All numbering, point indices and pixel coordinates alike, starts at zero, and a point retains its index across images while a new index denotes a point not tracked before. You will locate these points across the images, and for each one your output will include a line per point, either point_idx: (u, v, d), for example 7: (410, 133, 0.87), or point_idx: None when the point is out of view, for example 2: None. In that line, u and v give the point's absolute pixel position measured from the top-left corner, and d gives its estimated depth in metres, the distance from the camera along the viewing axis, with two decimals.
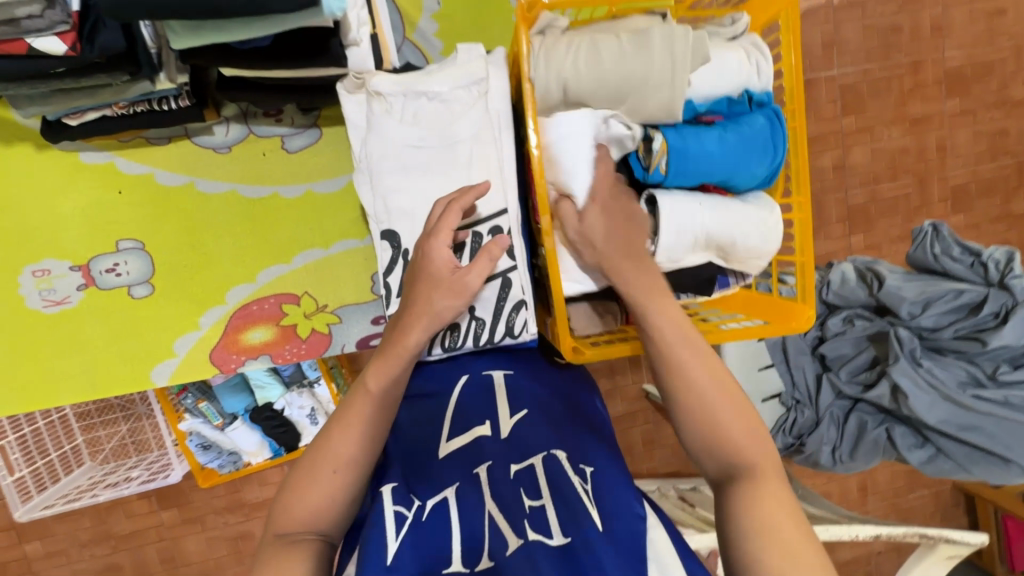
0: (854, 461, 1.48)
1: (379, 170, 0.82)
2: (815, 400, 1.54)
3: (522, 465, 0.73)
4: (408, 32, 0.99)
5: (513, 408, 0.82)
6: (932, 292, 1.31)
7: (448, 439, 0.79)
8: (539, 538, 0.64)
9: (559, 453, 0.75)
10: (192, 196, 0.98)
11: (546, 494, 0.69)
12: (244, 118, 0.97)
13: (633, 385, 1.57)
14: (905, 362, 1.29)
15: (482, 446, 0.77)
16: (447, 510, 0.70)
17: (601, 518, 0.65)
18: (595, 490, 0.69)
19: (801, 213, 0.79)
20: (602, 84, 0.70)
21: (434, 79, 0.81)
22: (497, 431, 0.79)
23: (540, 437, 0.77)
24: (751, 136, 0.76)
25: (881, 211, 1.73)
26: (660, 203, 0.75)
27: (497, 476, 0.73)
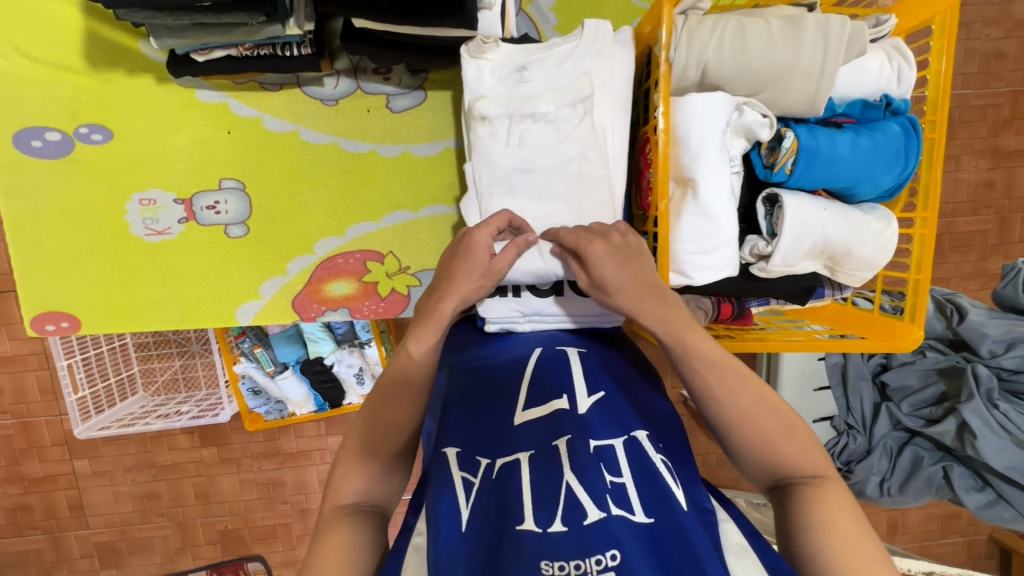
0: (903, 496, 1.44)
1: (488, 194, 0.82)
2: (869, 429, 1.49)
3: (601, 441, 0.64)
4: (525, 4, 0.98)
5: (590, 387, 0.72)
6: (1018, 332, 1.26)
7: (524, 408, 0.70)
8: (621, 514, 0.57)
9: (640, 434, 0.66)
10: (295, 144, 1.00)
11: (628, 474, 0.61)
12: (354, 73, 0.99)
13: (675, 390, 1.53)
14: (980, 402, 1.24)
15: (557, 419, 0.67)
16: (517, 476, 0.62)
17: (685, 498, 0.61)
18: (675, 472, 0.64)
19: (926, 228, 0.76)
20: (743, 72, 0.70)
21: (539, 99, 0.81)
22: (575, 405, 0.69)
23: (618, 418, 0.68)
24: (884, 143, 0.74)
25: (956, 243, 1.65)
26: (785, 202, 0.74)
27: (576, 447, 0.63)
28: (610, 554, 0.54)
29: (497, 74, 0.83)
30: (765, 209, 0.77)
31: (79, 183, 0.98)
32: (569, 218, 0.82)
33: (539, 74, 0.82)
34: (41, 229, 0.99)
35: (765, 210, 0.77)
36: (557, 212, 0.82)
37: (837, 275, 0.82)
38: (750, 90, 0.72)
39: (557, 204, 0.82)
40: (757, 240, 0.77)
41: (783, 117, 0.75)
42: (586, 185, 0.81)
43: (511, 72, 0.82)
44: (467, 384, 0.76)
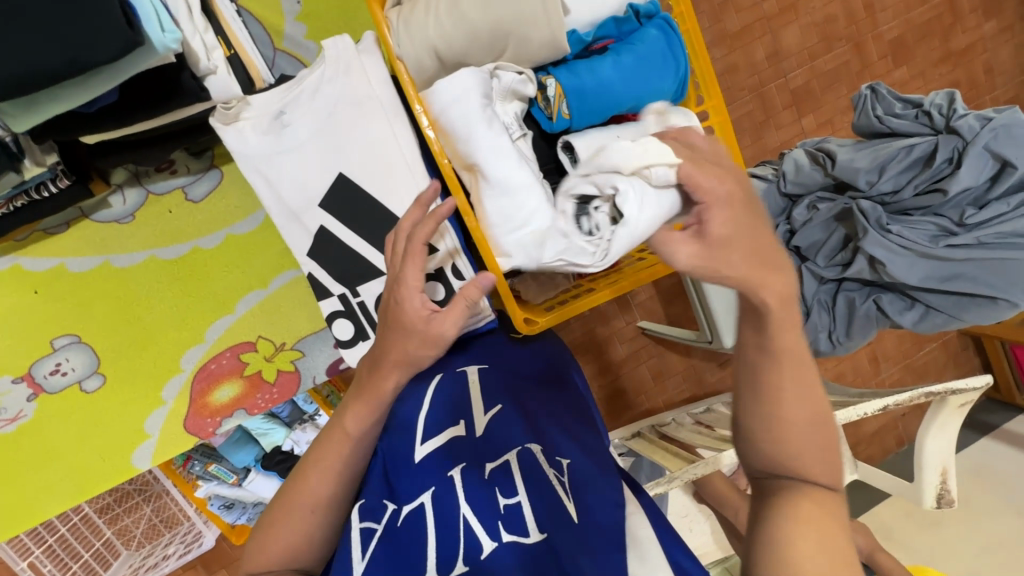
0: (852, 340, 1.48)
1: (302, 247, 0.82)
2: (801, 292, 1.51)
3: (496, 463, 0.61)
4: (278, 42, 0.95)
5: (486, 402, 0.68)
6: (885, 155, 1.27)
7: (422, 442, 0.66)
8: (513, 540, 0.55)
9: (536, 445, 0.63)
10: (111, 274, 0.94)
11: (522, 490, 0.58)
12: (137, 180, 0.93)
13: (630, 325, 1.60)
14: (876, 233, 1.26)
15: (455, 447, 0.64)
16: (422, 522, 0.58)
17: (576, 509, 0.55)
18: (573, 486, 0.58)
19: (718, 116, 0.77)
20: (474, 39, 0.68)
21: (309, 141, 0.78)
22: (472, 429, 0.65)
23: (513, 428, 0.64)
24: (646, 54, 0.72)
25: (824, 84, 1.68)
26: (577, 145, 0.72)
27: (469, 478, 0.60)
28: None
29: (259, 128, 0.77)
30: (568, 158, 0.74)
31: None
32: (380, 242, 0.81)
33: (298, 112, 0.78)
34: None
35: (567, 158, 0.75)
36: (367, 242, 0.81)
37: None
38: (494, 54, 0.69)
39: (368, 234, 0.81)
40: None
41: (543, 65, 0.74)
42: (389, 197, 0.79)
43: (270, 121, 0.78)
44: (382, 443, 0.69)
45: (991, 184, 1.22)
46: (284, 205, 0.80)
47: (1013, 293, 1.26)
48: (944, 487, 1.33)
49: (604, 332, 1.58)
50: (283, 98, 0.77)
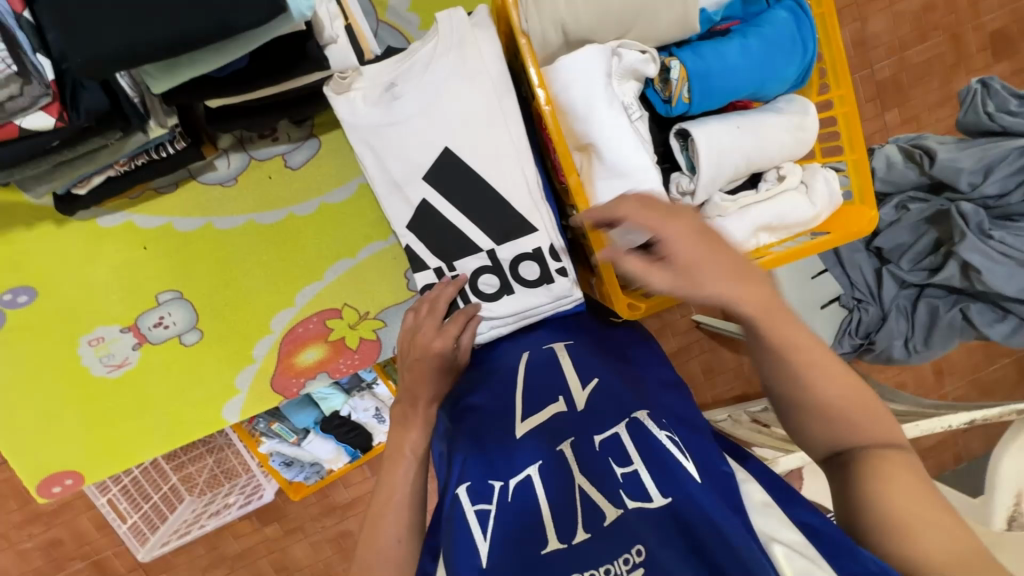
0: (930, 349, 1.42)
1: (403, 218, 0.84)
2: (878, 295, 1.46)
3: (605, 433, 0.57)
4: (381, 15, 0.94)
5: (582, 377, 0.66)
6: (991, 156, 1.20)
7: (523, 418, 0.64)
8: (639, 506, 0.50)
9: (641, 413, 0.59)
10: (212, 236, 0.98)
11: (638, 459, 0.54)
12: (241, 145, 0.96)
13: (683, 318, 1.55)
14: (975, 239, 1.20)
15: (558, 422, 0.61)
16: (532, 493, 0.55)
17: (697, 469, 0.52)
18: (683, 445, 0.56)
19: (847, 107, 0.73)
20: (602, 16, 0.66)
21: (418, 111, 0.78)
22: (572, 404, 0.63)
23: (617, 402, 0.61)
24: (773, 36, 0.69)
25: (913, 79, 1.57)
26: (695, 133, 0.71)
27: (582, 450, 0.56)
28: (636, 550, 0.47)
29: (370, 100, 0.79)
30: (679, 143, 0.74)
31: (27, 347, 0.97)
32: (480, 217, 0.81)
33: (409, 84, 0.78)
34: (26, 395, 0.98)
35: (679, 144, 0.74)
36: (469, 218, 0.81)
37: (808, 175, 0.80)
38: (620, 31, 0.68)
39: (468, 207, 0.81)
40: (679, 177, 0.75)
41: (665, 45, 0.72)
42: (494, 174, 0.79)
43: (382, 93, 0.79)
44: (475, 418, 0.68)
45: None
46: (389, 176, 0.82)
47: None
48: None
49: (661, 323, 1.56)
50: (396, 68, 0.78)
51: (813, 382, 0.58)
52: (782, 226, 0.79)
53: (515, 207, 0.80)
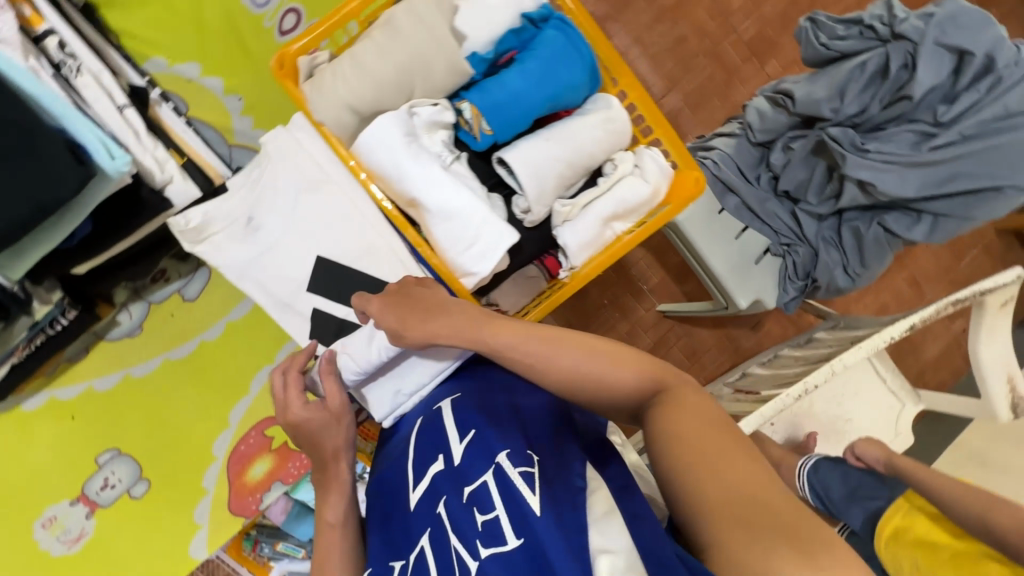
0: (867, 271, 1.30)
1: (294, 320, 0.89)
2: (803, 234, 1.33)
3: (473, 484, 0.59)
4: (230, 139, 1.04)
5: (461, 430, 0.66)
6: (841, 77, 1.14)
7: (415, 487, 0.66)
8: (493, 553, 0.53)
9: (504, 457, 0.59)
10: (133, 387, 1.01)
11: (499, 505, 0.56)
12: (138, 294, 1.00)
13: (649, 312, 1.60)
14: (857, 156, 1.13)
15: (436, 484, 0.63)
16: (424, 561, 0.59)
17: (538, 501, 0.54)
18: (538, 477, 0.56)
19: (636, 92, 0.83)
20: (383, 86, 0.72)
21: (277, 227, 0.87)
22: (450, 460, 0.64)
23: (485, 449, 0.61)
24: (546, 54, 0.75)
25: (779, 28, 1.53)
26: (509, 157, 0.76)
27: (451, 504, 0.60)
28: None
29: (231, 233, 0.87)
30: (504, 170, 0.79)
31: None
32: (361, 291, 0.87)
33: (261, 207, 0.87)
34: None
35: (505, 170, 0.79)
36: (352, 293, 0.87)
37: (638, 156, 0.84)
38: (406, 94, 0.74)
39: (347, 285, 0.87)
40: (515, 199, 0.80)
41: (457, 91, 0.78)
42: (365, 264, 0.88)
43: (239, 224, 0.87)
44: (382, 497, 0.71)
45: (956, 75, 1.08)
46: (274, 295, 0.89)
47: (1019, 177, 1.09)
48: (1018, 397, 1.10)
49: (625, 326, 1.58)
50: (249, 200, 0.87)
51: (640, 369, 0.58)
52: (628, 210, 0.83)
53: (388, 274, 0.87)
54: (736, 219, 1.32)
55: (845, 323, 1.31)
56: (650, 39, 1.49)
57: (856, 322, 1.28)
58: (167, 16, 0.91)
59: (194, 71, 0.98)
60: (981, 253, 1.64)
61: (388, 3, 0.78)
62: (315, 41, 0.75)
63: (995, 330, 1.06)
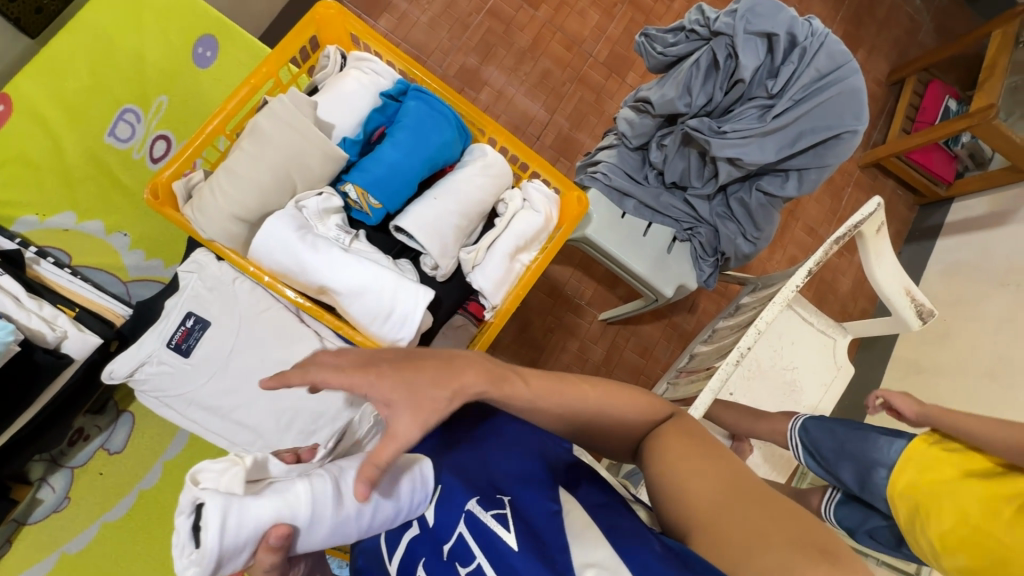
0: (763, 232, 1.43)
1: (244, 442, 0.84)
2: (699, 216, 1.45)
3: (450, 541, 0.55)
4: (125, 276, 1.00)
5: (426, 487, 0.58)
6: (683, 77, 1.28)
7: (390, 558, 0.60)
8: None
9: (474, 504, 0.55)
10: (74, 564, 0.92)
11: (478, 553, 0.53)
12: (56, 463, 0.93)
13: (593, 323, 1.66)
14: (717, 139, 1.27)
15: (412, 551, 0.58)
16: None
17: (514, 537, 0.52)
18: (514, 513, 0.54)
19: (503, 136, 0.89)
20: (263, 191, 0.74)
21: (198, 355, 0.82)
22: (423, 522, 0.58)
23: (452, 501, 0.56)
24: (411, 123, 0.81)
25: (627, 44, 1.69)
26: (403, 223, 0.80)
27: (433, 567, 0.56)
28: None
29: (151, 370, 0.81)
30: (404, 236, 0.83)
31: None
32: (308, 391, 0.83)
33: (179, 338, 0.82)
34: None
35: (405, 236, 0.83)
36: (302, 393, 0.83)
37: (524, 190, 0.90)
38: (290, 192, 0.77)
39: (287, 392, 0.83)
40: (424, 259, 0.84)
41: (340, 175, 0.82)
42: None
43: (154, 364, 0.81)
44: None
45: (771, 53, 1.23)
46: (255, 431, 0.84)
47: (850, 121, 1.22)
48: (918, 305, 1.22)
49: (577, 344, 1.63)
50: (180, 346, 0.82)
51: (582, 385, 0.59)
52: (529, 240, 0.88)
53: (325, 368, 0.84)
54: (638, 219, 1.43)
55: (762, 283, 1.41)
56: (519, 78, 1.61)
57: (771, 278, 1.38)
58: (31, 173, 0.94)
59: (69, 220, 0.97)
60: (855, 188, 1.83)
61: (249, 113, 0.82)
62: (186, 164, 0.76)
63: (881, 252, 1.18)
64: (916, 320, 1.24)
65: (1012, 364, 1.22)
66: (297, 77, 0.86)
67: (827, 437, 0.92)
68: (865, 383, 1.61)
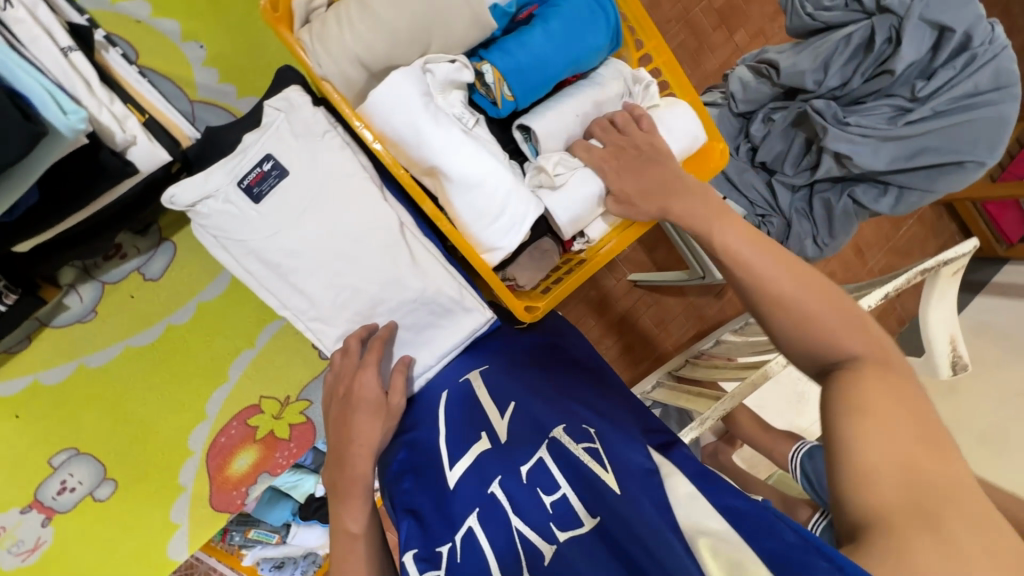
0: (830, 246, 1.28)
1: (294, 307, 0.78)
2: (778, 205, 1.28)
3: (528, 462, 0.57)
4: (192, 95, 0.89)
5: (500, 405, 0.65)
6: (826, 50, 1.10)
7: (451, 466, 0.61)
8: (571, 534, 0.51)
9: (559, 431, 0.59)
10: (90, 379, 0.89)
11: (564, 482, 0.54)
12: (88, 273, 0.88)
13: (620, 283, 1.57)
14: (836, 129, 1.10)
15: (484, 462, 0.60)
16: (478, 545, 0.54)
17: (616, 480, 0.51)
18: (606, 454, 0.55)
19: (661, 57, 0.77)
20: (396, 40, 0.64)
21: (269, 204, 0.74)
22: (495, 437, 0.62)
23: (535, 425, 0.61)
24: (572, 10, 0.69)
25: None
26: (533, 125, 0.72)
27: (510, 488, 0.56)
28: None
29: (218, 205, 0.73)
30: (522, 137, 0.75)
31: None
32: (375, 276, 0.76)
33: (255, 178, 0.73)
34: None
35: (523, 137, 0.75)
36: (369, 276, 0.76)
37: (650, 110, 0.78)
38: (420, 48, 0.65)
39: (355, 269, 0.75)
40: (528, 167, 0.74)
41: (476, 50, 0.71)
42: (396, 260, 0.75)
43: (221, 199, 0.73)
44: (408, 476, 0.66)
45: (933, 51, 1.08)
46: (310, 300, 0.78)
47: (979, 151, 1.10)
48: (957, 357, 1.15)
49: (600, 295, 1.54)
50: (252, 189, 0.73)
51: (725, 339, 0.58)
52: None
53: (399, 257, 0.75)
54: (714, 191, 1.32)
55: None
56: None
57: None
58: None
59: (143, 11, 0.85)
60: (917, 223, 1.75)
61: None
62: None
63: (945, 293, 1.12)
64: (946, 370, 1.19)
65: None
66: None
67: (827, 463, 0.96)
68: None
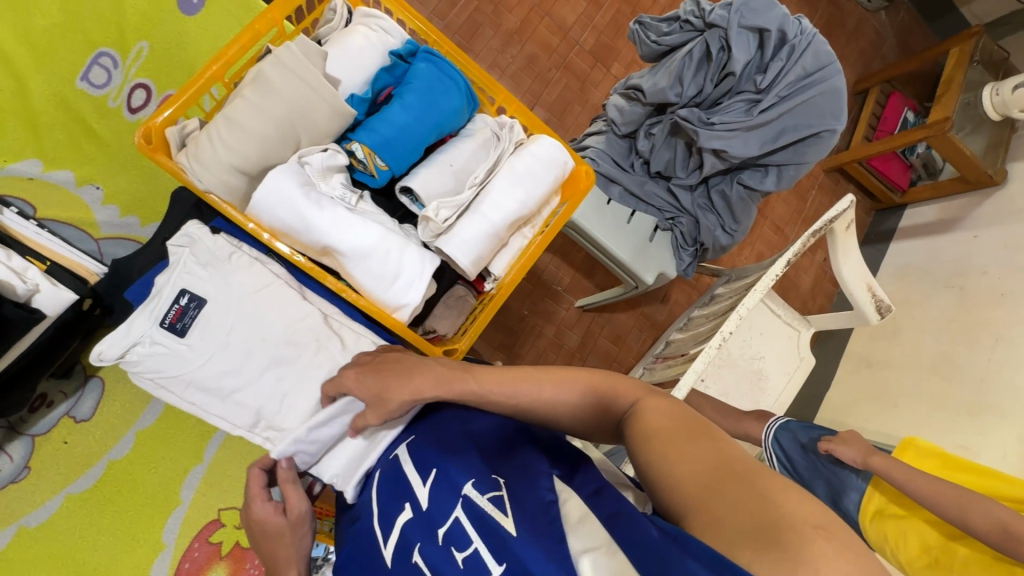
0: (740, 228, 1.37)
1: (245, 423, 0.78)
2: (682, 205, 1.38)
3: (445, 524, 0.55)
4: (96, 233, 0.93)
5: (422, 471, 0.62)
6: (674, 67, 1.22)
7: (385, 542, 0.60)
8: None
9: (471, 490, 0.56)
10: (32, 538, 0.86)
11: (475, 536, 0.52)
12: (15, 430, 0.87)
13: (570, 310, 1.63)
14: (704, 130, 1.20)
15: (407, 533, 0.58)
16: None
17: (513, 522, 0.51)
18: (509, 499, 0.54)
19: (513, 105, 0.88)
20: (266, 142, 0.71)
21: (196, 336, 0.76)
22: (418, 505, 0.59)
23: (449, 484, 0.58)
24: (420, 84, 0.78)
25: (614, 34, 1.68)
26: (412, 185, 0.78)
27: (426, 551, 0.55)
28: None
29: (146, 351, 0.74)
30: (409, 198, 0.81)
31: None
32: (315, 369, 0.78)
33: (174, 314, 0.75)
34: None
35: (409, 199, 0.81)
36: (308, 372, 0.78)
37: (518, 148, 0.84)
38: (293, 146, 0.73)
39: (292, 368, 0.78)
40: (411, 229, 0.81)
41: (346, 133, 0.80)
42: (327, 352, 0.78)
43: (148, 344, 0.74)
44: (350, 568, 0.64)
45: (762, 48, 1.17)
46: (257, 412, 0.78)
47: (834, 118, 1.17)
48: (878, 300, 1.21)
49: (552, 330, 1.60)
50: (175, 326, 0.75)
51: None
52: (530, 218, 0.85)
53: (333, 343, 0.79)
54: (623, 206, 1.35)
55: (736, 275, 1.42)
56: (506, 62, 1.58)
57: (746, 270, 1.39)
58: None
59: (35, 167, 0.90)
60: (819, 191, 1.87)
61: (249, 63, 0.77)
62: (181, 110, 0.71)
63: (847, 249, 1.15)
64: (874, 315, 1.23)
65: (960, 363, 1.25)
66: (300, 29, 0.82)
67: (795, 445, 0.96)
68: (817, 380, 1.58)
